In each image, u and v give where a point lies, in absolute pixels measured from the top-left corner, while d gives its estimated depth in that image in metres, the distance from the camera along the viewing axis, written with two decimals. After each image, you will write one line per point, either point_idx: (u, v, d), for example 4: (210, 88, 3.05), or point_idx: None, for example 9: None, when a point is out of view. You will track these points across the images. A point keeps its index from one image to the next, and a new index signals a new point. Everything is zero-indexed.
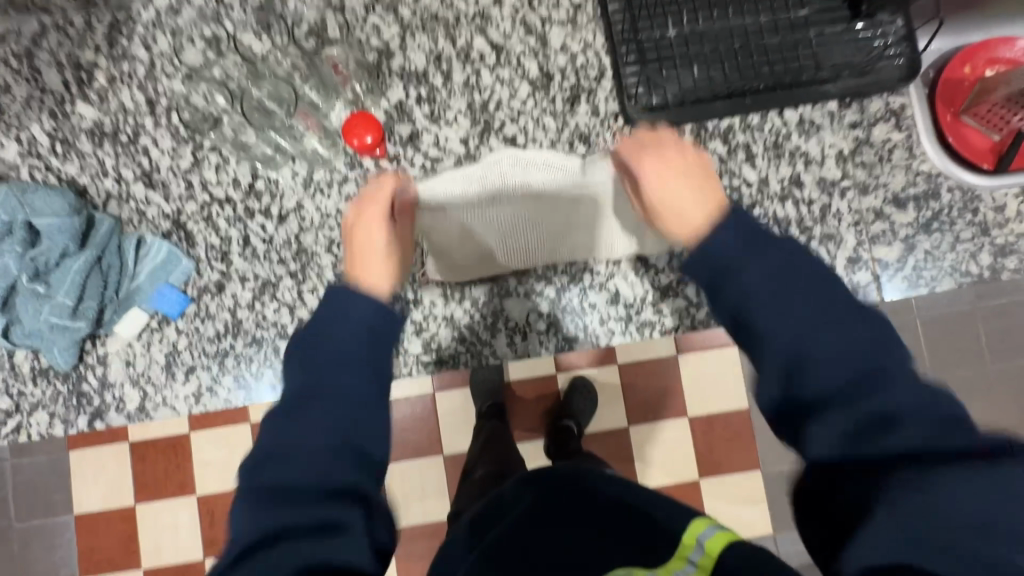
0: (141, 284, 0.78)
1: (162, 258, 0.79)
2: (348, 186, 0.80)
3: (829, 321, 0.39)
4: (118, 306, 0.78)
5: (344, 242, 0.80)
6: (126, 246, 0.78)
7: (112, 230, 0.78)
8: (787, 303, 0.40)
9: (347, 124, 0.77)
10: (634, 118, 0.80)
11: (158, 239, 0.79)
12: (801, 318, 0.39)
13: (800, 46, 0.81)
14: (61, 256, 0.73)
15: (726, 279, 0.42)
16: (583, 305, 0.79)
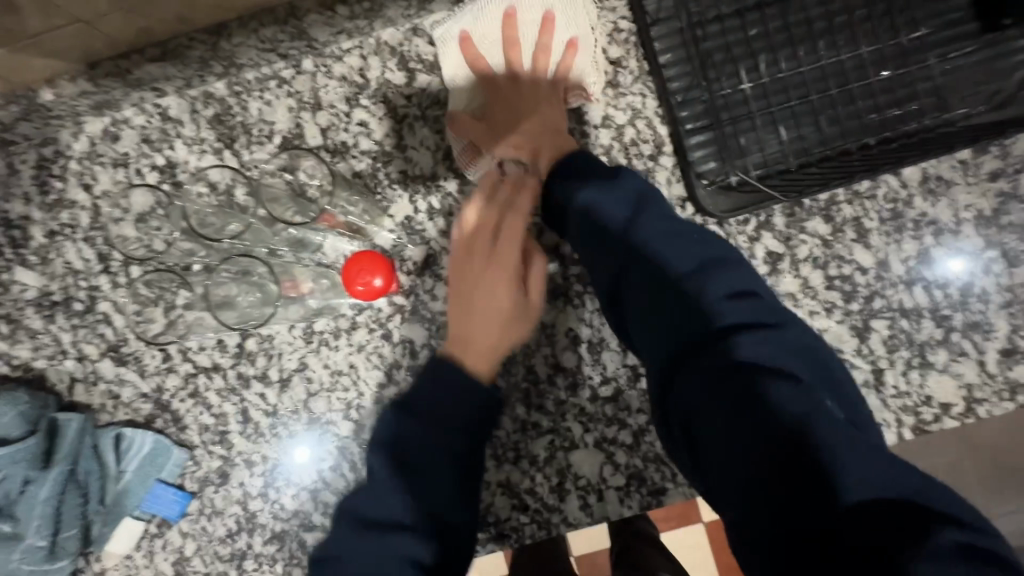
0: (129, 486, 0.64)
1: (147, 456, 0.64)
2: (358, 333, 0.65)
3: (715, 288, 0.38)
4: (106, 518, 0.64)
5: (364, 403, 0.65)
6: (103, 445, 0.64)
7: (81, 430, 0.63)
8: (689, 258, 0.40)
9: (349, 265, 0.61)
10: (707, 203, 0.63)
11: (140, 429, 0.65)
12: (707, 286, 0.38)
13: (917, 80, 0.62)
14: (23, 484, 0.59)
15: (633, 259, 0.41)
16: (668, 450, 0.63)
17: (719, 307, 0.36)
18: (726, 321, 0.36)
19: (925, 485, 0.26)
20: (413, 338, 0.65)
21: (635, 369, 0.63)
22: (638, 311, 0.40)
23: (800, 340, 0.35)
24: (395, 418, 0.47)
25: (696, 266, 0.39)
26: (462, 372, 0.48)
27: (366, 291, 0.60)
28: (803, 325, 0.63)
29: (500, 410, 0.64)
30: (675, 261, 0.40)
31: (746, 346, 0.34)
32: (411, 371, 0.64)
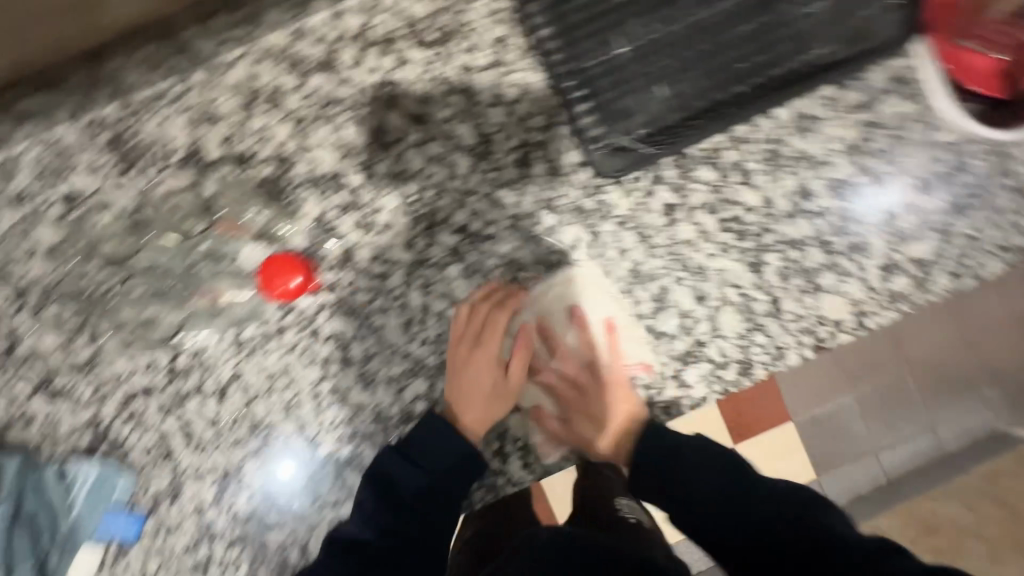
0: (79, 518, 0.65)
1: (90, 483, 0.65)
2: (287, 334, 0.66)
3: (723, 476, 0.58)
4: (61, 552, 0.65)
5: (303, 401, 0.67)
6: (48, 482, 0.65)
7: (23, 470, 0.64)
8: (695, 462, 0.59)
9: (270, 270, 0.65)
10: (601, 165, 0.66)
11: (82, 460, 0.65)
12: (701, 458, 0.59)
13: (776, 28, 0.66)
14: None
15: (668, 458, 0.60)
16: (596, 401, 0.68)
17: (713, 488, 0.57)
18: (715, 480, 0.57)
19: (845, 535, 0.49)
20: (343, 332, 0.67)
21: None
22: (693, 458, 0.59)
23: (786, 495, 0.54)
24: (397, 467, 0.62)
25: (698, 453, 0.60)
26: (446, 451, 0.62)
27: (287, 289, 0.63)
28: (704, 268, 0.68)
29: (435, 388, 0.67)
30: (689, 457, 0.59)
31: (754, 518, 0.53)
32: (344, 364, 0.67)
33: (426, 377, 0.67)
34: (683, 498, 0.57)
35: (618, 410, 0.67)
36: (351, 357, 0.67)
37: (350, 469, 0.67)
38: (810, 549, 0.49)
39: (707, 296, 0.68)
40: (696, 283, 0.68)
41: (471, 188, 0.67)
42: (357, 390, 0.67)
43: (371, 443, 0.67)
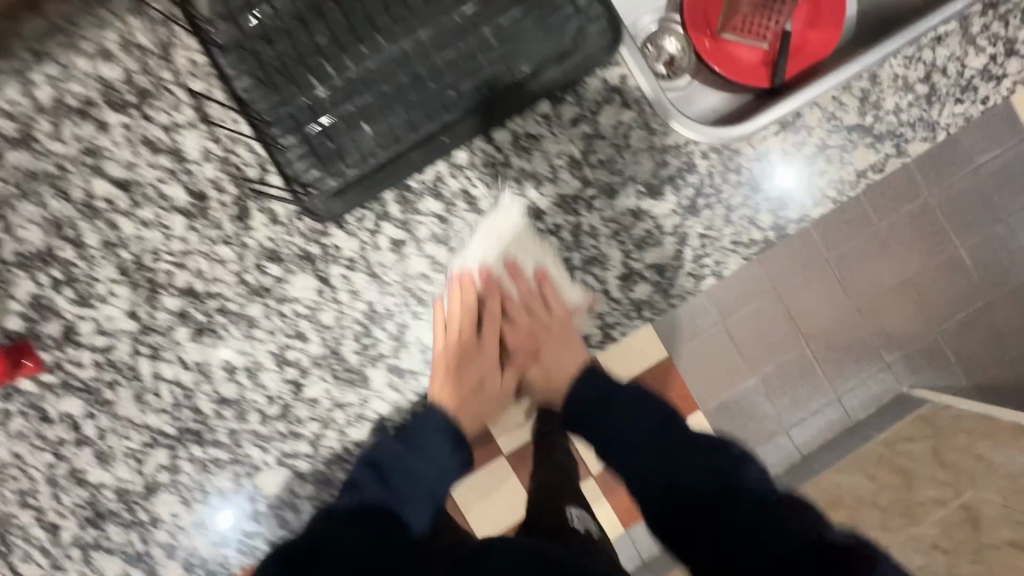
0: None
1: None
2: (12, 421, 0.64)
3: (649, 455, 0.60)
4: None
5: (39, 487, 0.64)
6: None
7: None
8: (634, 446, 0.62)
9: None
10: (317, 208, 0.64)
11: None
12: (625, 446, 0.62)
13: (479, 51, 0.66)
14: None
15: (607, 446, 0.64)
16: (348, 447, 0.67)
17: (642, 463, 0.60)
18: (689, 467, 0.56)
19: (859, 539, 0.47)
20: (72, 410, 0.64)
21: (297, 381, 0.66)
22: (622, 418, 0.64)
23: (686, 463, 0.57)
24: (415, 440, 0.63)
25: (603, 444, 0.64)
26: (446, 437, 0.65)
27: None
28: (440, 300, 0.68)
29: (178, 456, 0.65)
30: (596, 438, 0.66)
31: (683, 478, 0.56)
32: (77, 443, 0.64)
33: (167, 445, 0.65)
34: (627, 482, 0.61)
35: (554, 316, 0.70)
36: (84, 435, 0.64)
37: (97, 551, 0.65)
38: (708, 516, 0.53)
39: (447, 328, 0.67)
40: (435, 315, 0.68)
41: (189, 248, 0.65)
42: (95, 468, 0.65)
43: (116, 521, 0.65)
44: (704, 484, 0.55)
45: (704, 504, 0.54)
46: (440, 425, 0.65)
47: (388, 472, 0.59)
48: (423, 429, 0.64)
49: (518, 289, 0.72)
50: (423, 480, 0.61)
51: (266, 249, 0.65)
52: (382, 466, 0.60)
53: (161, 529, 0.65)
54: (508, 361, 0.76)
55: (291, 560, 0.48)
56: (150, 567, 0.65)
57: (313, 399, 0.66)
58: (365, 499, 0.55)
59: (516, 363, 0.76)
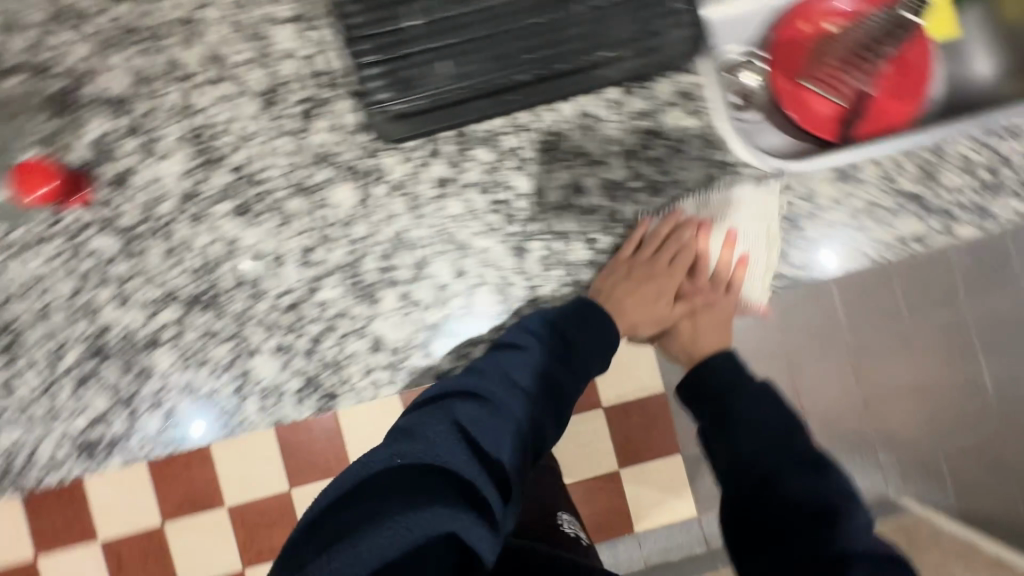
0: None
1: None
2: (51, 243, 0.68)
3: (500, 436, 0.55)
4: None
5: (57, 308, 0.68)
6: None
7: None
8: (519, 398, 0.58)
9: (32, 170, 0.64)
10: (380, 129, 0.68)
11: None
12: (521, 409, 0.58)
13: (567, 24, 0.68)
14: None
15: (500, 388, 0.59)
16: (342, 356, 0.69)
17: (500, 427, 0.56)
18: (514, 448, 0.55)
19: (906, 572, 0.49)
20: (105, 249, 0.69)
21: (313, 282, 0.69)
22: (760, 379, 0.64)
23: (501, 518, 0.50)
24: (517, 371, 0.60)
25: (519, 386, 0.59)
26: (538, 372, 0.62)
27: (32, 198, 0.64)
28: (467, 245, 0.69)
29: (186, 319, 0.69)
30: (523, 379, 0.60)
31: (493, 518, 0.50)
32: (101, 280, 0.68)
33: (179, 306, 0.69)
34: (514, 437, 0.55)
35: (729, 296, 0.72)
36: (111, 274, 0.69)
37: (90, 384, 0.68)
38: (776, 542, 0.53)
39: (466, 272, 0.69)
40: (458, 257, 0.69)
41: (252, 132, 0.69)
42: (110, 307, 0.68)
43: (115, 362, 0.68)
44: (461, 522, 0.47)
45: (797, 530, 0.52)
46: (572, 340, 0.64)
47: (509, 387, 0.59)
48: (568, 321, 0.65)
49: (720, 254, 0.72)
50: (558, 363, 0.62)
51: (320, 152, 0.69)
52: (508, 377, 0.60)
53: (152, 381, 0.68)
54: (681, 298, 0.73)
55: (404, 454, 0.51)
56: (133, 412, 0.69)
57: (323, 303, 0.69)
58: (473, 389, 0.58)
59: (686, 306, 0.72)
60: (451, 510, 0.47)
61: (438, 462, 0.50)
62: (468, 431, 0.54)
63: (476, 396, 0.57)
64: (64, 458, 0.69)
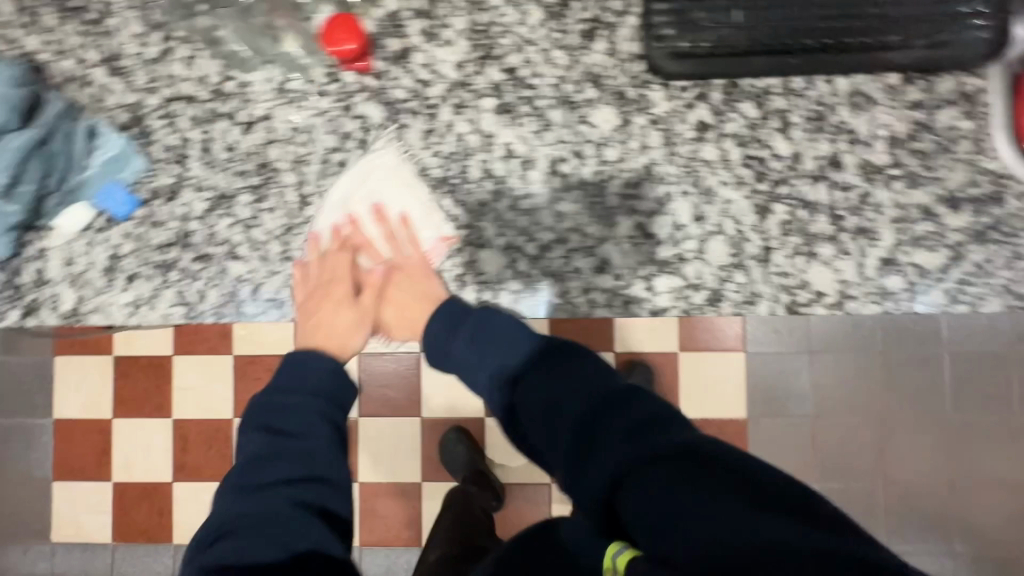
0: (91, 177, 0.72)
1: (112, 151, 0.72)
2: (324, 100, 0.72)
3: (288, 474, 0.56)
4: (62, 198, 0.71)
5: (312, 161, 0.72)
6: (75, 134, 0.71)
7: (64, 112, 0.70)
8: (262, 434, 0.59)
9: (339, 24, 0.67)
10: (658, 64, 0.69)
11: (114, 132, 0.72)
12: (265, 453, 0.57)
13: (866, 2, 0.66)
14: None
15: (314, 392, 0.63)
16: (565, 269, 0.70)
17: (266, 486, 0.56)
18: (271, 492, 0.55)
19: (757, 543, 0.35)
20: (370, 116, 0.72)
21: (556, 192, 0.70)
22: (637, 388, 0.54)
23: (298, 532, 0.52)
24: (516, 360, 0.58)
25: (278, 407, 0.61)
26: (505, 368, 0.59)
27: (336, 50, 0.67)
28: (712, 192, 0.70)
29: (429, 198, 0.71)
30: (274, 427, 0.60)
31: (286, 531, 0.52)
32: (360, 144, 0.72)
33: (424, 185, 0.71)
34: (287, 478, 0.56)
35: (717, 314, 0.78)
36: (369, 140, 0.72)
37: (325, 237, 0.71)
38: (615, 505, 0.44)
39: (705, 217, 0.70)
40: (700, 202, 0.70)
41: (533, 39, 0.71)
42: (361, 171, 0.71)
43: (353, 222, 0.71)
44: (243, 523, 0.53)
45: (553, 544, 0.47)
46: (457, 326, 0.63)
47: (272, 442, 0.58)
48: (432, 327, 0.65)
49: None
50: (263, 404, 0.61)
51: (593, 72, 0.71)
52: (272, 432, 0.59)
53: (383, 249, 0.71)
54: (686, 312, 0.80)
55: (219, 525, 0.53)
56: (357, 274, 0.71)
57: (560, 215, 0.70)
58: (237, 472, 0.57)
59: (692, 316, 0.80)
60: (313, 530, 0.53)
61: (276, 525, 0.52)
62: (257, 489, 0.55)
63: (239, 485, 0.56)
64: (283, 300, 0.71)
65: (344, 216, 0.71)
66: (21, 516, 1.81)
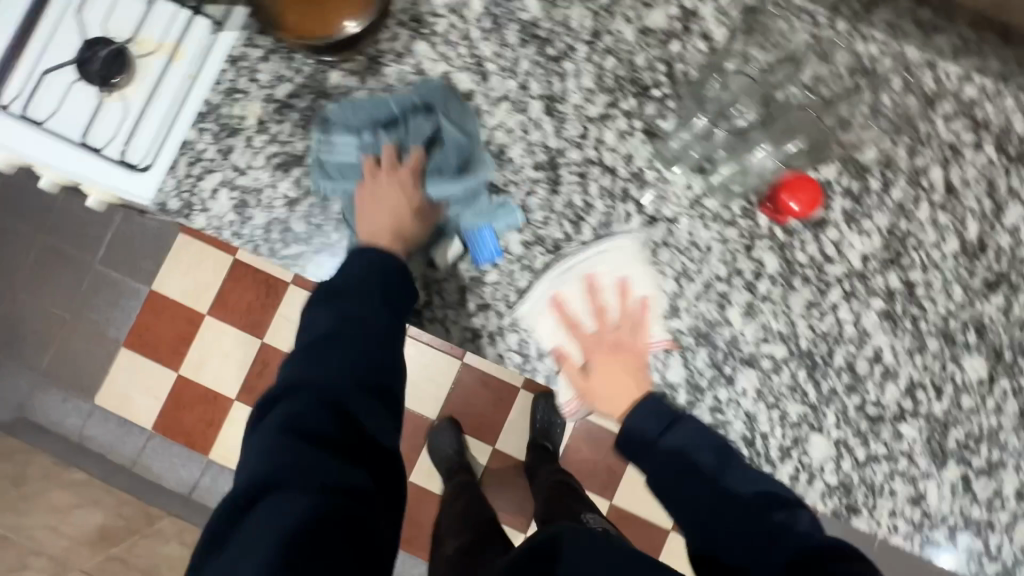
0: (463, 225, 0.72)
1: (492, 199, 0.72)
2: (730, 229, 0.73)
3: (286, 418, 0.59)
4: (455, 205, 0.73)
5: (696, 279, 0.73)
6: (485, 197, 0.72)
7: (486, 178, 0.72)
8: (314, 363, 0.63)
9: (801, 185, 0.68)
10: None
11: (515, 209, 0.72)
12: (279, 416, 0.60)
13: None
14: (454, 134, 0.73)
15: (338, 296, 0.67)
16: (882, 486, 0.71)
17: (252, 451, 0.58)
18: (261, 456, 0.57)
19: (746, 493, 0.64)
20: (765, 264, 0.73)
21: (904, 412, 0.72)
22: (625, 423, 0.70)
23: (263, 445, 0.58)
24: (313, 368, 0.63)
25: (309, 339, 0.65)
26: (381, 289, 0.66)
27: (772, 195, 0.70)
28: None
29: (787, 363, 0.72)
30: (279, 422, 0.59)
31: (274, 454, 0.57)
32: (745, 286, 0.73)
33: (788, 350, 0.72)
34: (283, 422, 0.59)
35: (634, 346, 0.72)
36: (755, 286, 0.73)
37: (678, 353, 0.72)
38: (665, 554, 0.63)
39: None
40: None
41: (940, 265, 0.73)
42: (737, 310, 0.72)
43: (708, 352, 0.72)
44: (271, 475, 0.55)
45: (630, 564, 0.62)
46: (334, 289, 0.68)
47: (292, 437, 0.58)
48: (324, 326, 0.65)
49: (618, 304, 0.73)
50: (296, 369, 0.64)
51: (979, 320, 0.73)
52: (295, 427, 0.59)
53: (727, 390, 0.72)
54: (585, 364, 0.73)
55: (230, 498, 0.57)
56: (691, 402, 0.72)
57: (900, 435, 0.71)
58: (261, 449, 0.57)
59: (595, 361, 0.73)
60: (267, 508, 0.54)
61: (251, 562, 0.50)
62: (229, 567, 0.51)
63: (256, 457, 0.57)
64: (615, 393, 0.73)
65: (642, 299, 0.72)
66: (77, 366, 1.77)
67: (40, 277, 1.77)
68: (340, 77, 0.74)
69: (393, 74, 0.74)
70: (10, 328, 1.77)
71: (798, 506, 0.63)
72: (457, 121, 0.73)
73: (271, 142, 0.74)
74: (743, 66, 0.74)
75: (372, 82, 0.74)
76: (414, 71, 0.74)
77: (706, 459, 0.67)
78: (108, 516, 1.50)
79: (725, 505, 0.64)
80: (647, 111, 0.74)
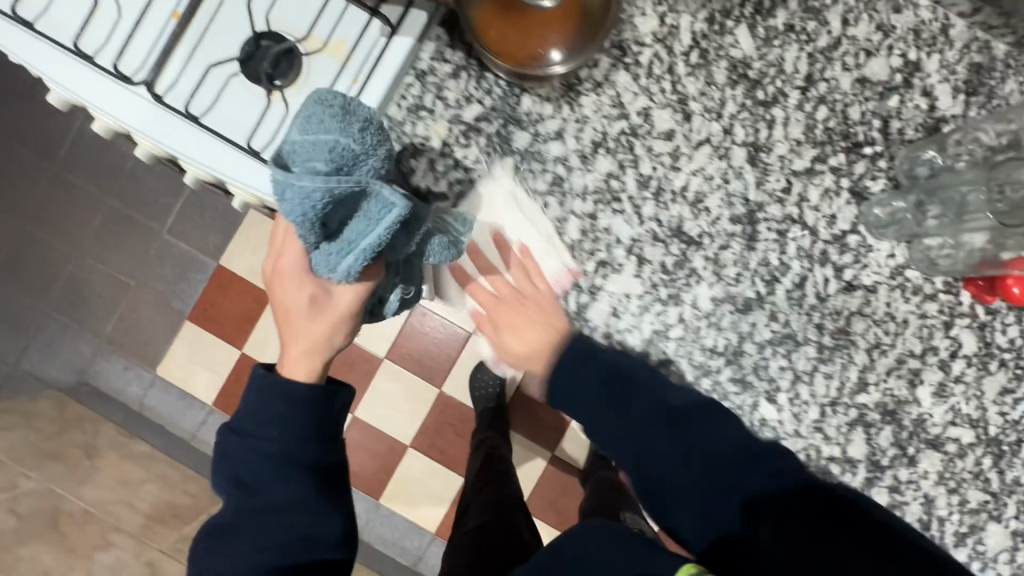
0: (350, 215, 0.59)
1: (450, 246, 0.68)
2: (930, 304, 0.69)
3: (236, 533, 0.65)
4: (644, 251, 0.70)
5: (889, 353, 0.69)
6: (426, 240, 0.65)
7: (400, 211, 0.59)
8: (262, 459, 0.66)
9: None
10: None
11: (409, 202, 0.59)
12: (231, 522, 0.66)
13: None
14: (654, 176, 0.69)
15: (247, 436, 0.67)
16: None
17: (217, 555, 0.65)
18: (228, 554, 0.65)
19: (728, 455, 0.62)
20: (962, 343, 0.69)
21: None
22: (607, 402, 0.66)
23: (238, 538, 0.65)
24: (252, 458, 0.66)
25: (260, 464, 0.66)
26: (304, 409, 0.67)
27: (991, 273, 0.65)
28: None
29: (973, 449, 0.70)
30: (236, 535, 0.65)
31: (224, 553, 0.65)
32: (938, 365, 0.69)
33: (976, 435, 0.69)
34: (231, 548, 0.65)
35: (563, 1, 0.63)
36: (950, 366, 0.69)
37: (864, 429, 0.70)
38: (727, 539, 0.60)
39: None
40: None
41: None
42: (928, 389, 0.69)
43: (894, 431, 0.70)
44: None
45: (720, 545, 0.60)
46: (267, 408, 0.66)
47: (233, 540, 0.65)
48: (248, 456, 0.66)
49: None
50: (245, 450, 0.66)
51: None
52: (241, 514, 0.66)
53: (908, 471, 0.70)
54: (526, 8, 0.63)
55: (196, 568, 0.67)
56: (870, 479, 0.70)
57: None
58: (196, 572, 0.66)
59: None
60: None
61: None
62: None
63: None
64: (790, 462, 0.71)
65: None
66: (139, 338, 1.74)
67: (105, 244, 1.73)
68: (532, 102, 0.69)
69: (590, 104, 0.69)
70: (71, 295, 1.73)
71: (770, 450, 0.62)
72: (393, 201, 0.57)
73: (454, 167, 0.70)
74: (964, 129, 0.69)
75: (567, 110, 0.69)
76: (612, 103, 0.69)
77: (671, 423, 0.64)
78: (176, 493, 1.50)
79: (697, 462, 0.62)
80: (856, 170, 0.69)
